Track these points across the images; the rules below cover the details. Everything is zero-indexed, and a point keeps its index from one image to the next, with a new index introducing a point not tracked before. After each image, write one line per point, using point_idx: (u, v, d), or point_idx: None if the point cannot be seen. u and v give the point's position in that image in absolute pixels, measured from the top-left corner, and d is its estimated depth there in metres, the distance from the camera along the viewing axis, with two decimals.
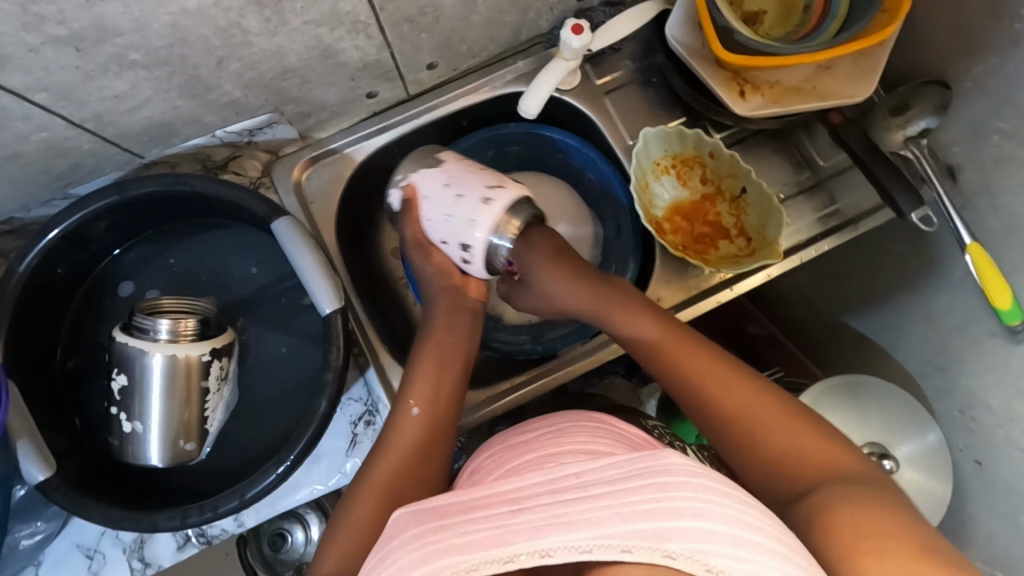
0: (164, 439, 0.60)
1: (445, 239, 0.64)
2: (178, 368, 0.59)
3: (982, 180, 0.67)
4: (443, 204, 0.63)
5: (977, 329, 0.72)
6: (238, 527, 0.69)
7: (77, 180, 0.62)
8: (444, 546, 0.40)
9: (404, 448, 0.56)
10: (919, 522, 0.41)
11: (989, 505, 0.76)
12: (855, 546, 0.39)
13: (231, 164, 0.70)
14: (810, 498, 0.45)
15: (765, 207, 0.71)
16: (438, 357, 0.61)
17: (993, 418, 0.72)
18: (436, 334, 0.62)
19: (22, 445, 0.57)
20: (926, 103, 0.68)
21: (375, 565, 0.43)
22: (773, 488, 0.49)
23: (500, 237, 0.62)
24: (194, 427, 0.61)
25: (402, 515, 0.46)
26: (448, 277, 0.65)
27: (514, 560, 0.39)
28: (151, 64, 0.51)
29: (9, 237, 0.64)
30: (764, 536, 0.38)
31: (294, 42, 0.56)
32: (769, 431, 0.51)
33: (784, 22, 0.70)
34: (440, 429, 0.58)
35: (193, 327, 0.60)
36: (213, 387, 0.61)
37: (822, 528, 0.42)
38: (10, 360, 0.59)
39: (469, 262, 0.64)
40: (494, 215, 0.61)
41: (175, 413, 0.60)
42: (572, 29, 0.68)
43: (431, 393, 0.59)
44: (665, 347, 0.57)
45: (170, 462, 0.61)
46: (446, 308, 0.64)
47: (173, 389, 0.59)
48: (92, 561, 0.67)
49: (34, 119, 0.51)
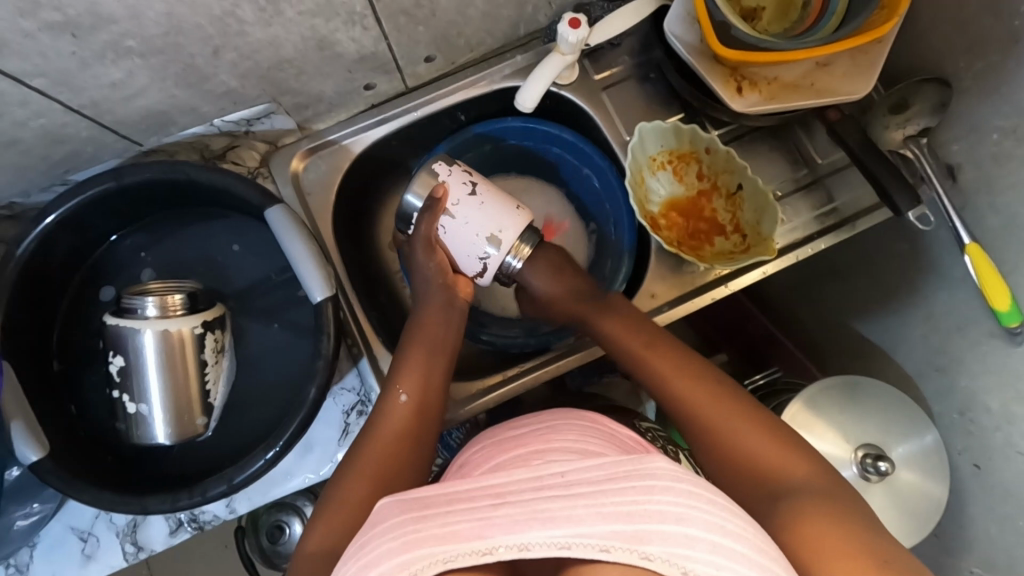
0: (167, 417, 0.61)
1: (505, 208, 0.64)
2: (173, 342, 0.59)
3: (981, 178, 0.66)
4: (467, 222, 0.63)
5: (976, 329, 0.71)
6: (229, 512, 0.69)
7: (76, 167, 0.63)
8: (424, 537, 0.39)
9: (391, 433, 0.56)
10: (885, 538, 0.43)
11: (987, 509, 0.75)
12: (807, 545, 0.43)
13: (230, 153, 0.71)
14: (787, 504, 0.47)
15: (759, 203, 0.71)
16: (429, 350, 0.62)
17: (992, 420, 0.72)
18: (425, 325, 0.63)
19: (16, 427, 0.57)
20: (924, 103, 0.69)
21: (353, 552, 0.42)
22: (742, 489, 0.51)
23: (513, 259, 0.65)
24: (196, 402, 0.62)
25: (387, 502, 0.44)
26: (443, 275, 0.64)
27: (492, 552, 0.38)
28: (147, 52, 0.51)
29: (9, 222, 0.65)
30: (743, 545, 0.38)
31: (289, 33, 0.56)
32: (743, 436, 0.52)
33: (782, 18, 0.70)
34: (428, 411, 0.59)
35: (181, 302, 0.61)
36: (210, 359, 0.63)
37: (797, 536, 0.44)
38: (5, 346, 0.60)
39: (505, 234, 0.63)
40: (511, 241, 0.63)
41: (176, 391, 0.61)
42: (569, 23, 0.67)
43: (420, 382, 0.60)
44: (647, 354, 0.60)
45: (178, 439, 0.62)
46: (440, 306, 0.64)
47: (172, 366, 0.60)
48: (86, 544, 0.68)
49: (32, 105, 0.52)
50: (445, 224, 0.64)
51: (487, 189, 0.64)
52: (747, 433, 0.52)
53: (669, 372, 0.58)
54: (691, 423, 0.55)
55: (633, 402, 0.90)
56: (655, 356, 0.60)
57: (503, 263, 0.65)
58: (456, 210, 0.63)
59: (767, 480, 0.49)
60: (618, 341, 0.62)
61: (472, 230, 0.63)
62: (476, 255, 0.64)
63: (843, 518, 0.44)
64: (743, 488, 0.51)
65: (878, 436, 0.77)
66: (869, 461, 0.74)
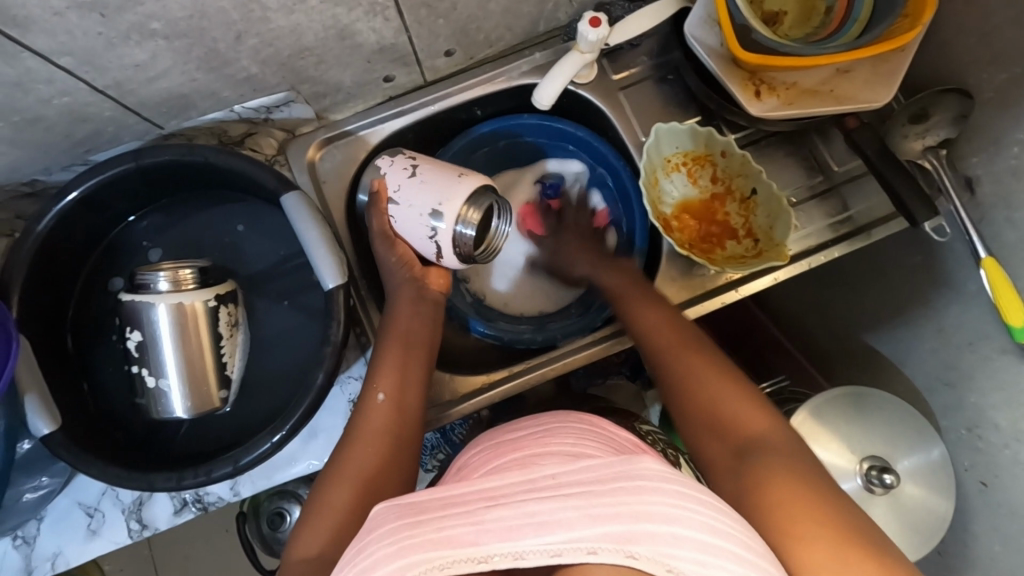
0: (185, 391, 0.62)
1: (444, 180, 0.64)
2: (186, 315, 0.60)
3: (1000, 192, 0.66)
4: (411, 204, 0.64)
5: (988, 344, 0.71)
6: (233, 495, 0.70)
7: (98, 147, 0.64)
8: (420, 542, 0.39)
9: (375, 433, 0.57)
10: (846, 508, 0.45)
11: (992, 528, 0.74)
12: (785, 530, 0.43)
13: (248, 140, 0.72)
14: (753, 477, 0.48)
15: (773, 209, 0.71)
16: (404, 347, 0.63)
17: (1001, 437, 0.71)
18: (398, 322, 0.64)
19: (30, 400, 0.58)
20: (945, 114, 0.68)
21: (348, 559, 0.41)
22: (713, 452, 0.52)
23: (464, 229, 0.63)
24: (212, 374, 0.63)
25: (382, 509, 0.45)
26: (408, 267, 0.66)
27: (488, 561, 0.38)
28: (171, 35, 0.52)
29: (30, 199, 0.67)
30: (732, 543, 0.39)
31: (312, 21, 0.57)
32: (719, 404, 0.54)
33: (804, 23, 0.69)
34: (406, 408, 0.59)
35: (192, 277, 0.62)
36: (225, 332, 0.64)
37: (761, 508, 0.46)
38: (21, 318, 0.61)
39: (443, 206, 0.62)
40: (455, 209, 0.62)
41: (192, 364, 0.61)
42: (590, 21, 0.68)
43: (396, 379, 0.60)
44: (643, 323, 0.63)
45: (196, 412, 0.63)
46: (410, 300, 0.66)
47: (186, 339, 0.61)
48: (92, 519, 0.69)
49: (57, 84, 0.53)
50: (393, 211, 0.65)
51: (426, 167, 0.65)
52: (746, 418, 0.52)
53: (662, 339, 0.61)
54: (695, 402, 0.55)
55: (636, 404, 0.91)
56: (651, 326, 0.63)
57: (457, 237, 0.63)
58: (398, 194, 0.65)
59: (743, 446, 0.51)
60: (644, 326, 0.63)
61: (416, 209, 0.64)
62: (426, 234, 0.64)
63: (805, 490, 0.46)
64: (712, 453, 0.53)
65: (884, 448, 0.76)
66: (874, 473, 0.73)
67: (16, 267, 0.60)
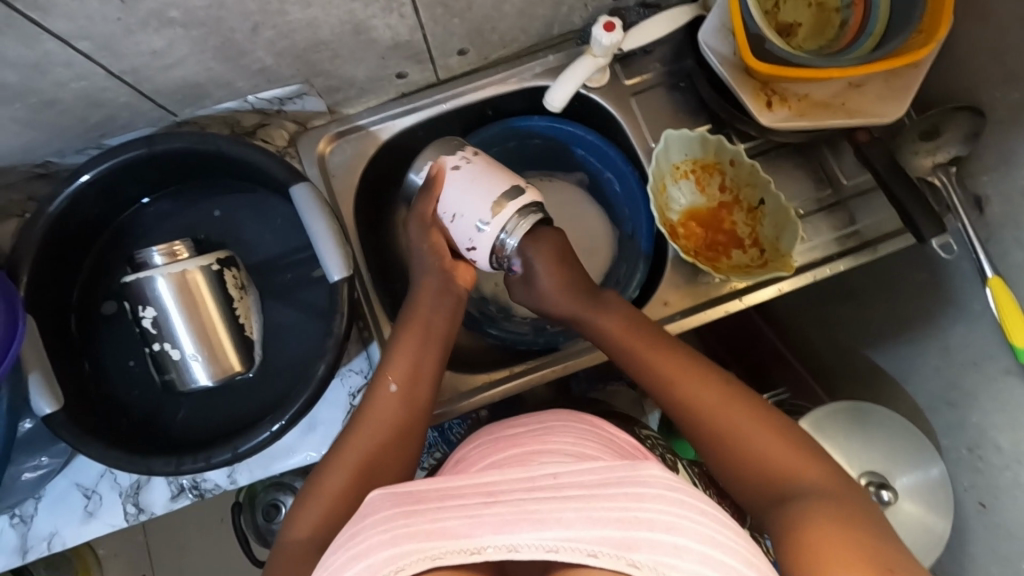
0: (206, 358, 0.62)
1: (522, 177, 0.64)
2: (192, 286, 0.61)
3: (1008, 212, 0.65)
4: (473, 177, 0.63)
5: (991, 364, 0.70)
6: (230, 483, 0.70)
7: (111, 131, 0.65)
8: (413, 531, 0.39)
9: (386, 423, 0.57)
10: (882, 538, 0.43)
11: (992, 550, 0.73)
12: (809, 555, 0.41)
13: (260, 131, 0.72)
14: (784, 508, 0.47)
15: (779, 220, 0.70)
16: (421, 336, 0.62)
17: (1002, 459, 0.70)
18: (421, 312, 0.63)
19: (33, 378, 0.59)
20: (956, 132, 0.68)
21: (342, 543, 0.41)
22: (750, 493, 0.50)
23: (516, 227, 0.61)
24: (228, 341, 0.63)
25: (378, 495, 0.44)
26: (439, 257, 0.65)
27: (480, 552, 0.37)
28: (188, 23, 0.53)
29: (41, 180, 0.67)
30: (733, 560, 0.37)
31: (328, 15, 0.57)
32: (746, 437, 0.52)
33: (818, 35, 0.69)
34: (416, 402, 0.59)
35: (186, 251, 0.63)
36: (235, 295, 0.65)
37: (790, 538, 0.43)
38: (30, 300, 0.62)
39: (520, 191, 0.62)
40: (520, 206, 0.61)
41: (204, 334, 0.62)
42: (605, 25, 0.68)
43: (414, 368, 0.60)
44: (636, 350, 0.60)
45: (220, 378, 0.63)
46: (435, 291, 0.64)
47: (195, 311, 0.61)
48: (89, 501, 0.69)
49: (75, 67, 0.53)
50: (439, 189, 0.64)
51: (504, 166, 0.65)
52: (750, 426, 0.52)
53: (665, 365, 0.58)
54: (715, 442, 0.53)
55: (637, 411, 0.92)
56: (651, 357, 0.59)
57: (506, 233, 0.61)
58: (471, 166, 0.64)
59: (776, 482, 0.49)
60: (629, 349, 0.60)
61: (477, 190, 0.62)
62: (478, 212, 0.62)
63: (831, 514, 0.44)
64: (746, 495, 0.51)
65: (882, 464, 0.76)
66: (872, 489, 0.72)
67: (26, 247, 0.61)
